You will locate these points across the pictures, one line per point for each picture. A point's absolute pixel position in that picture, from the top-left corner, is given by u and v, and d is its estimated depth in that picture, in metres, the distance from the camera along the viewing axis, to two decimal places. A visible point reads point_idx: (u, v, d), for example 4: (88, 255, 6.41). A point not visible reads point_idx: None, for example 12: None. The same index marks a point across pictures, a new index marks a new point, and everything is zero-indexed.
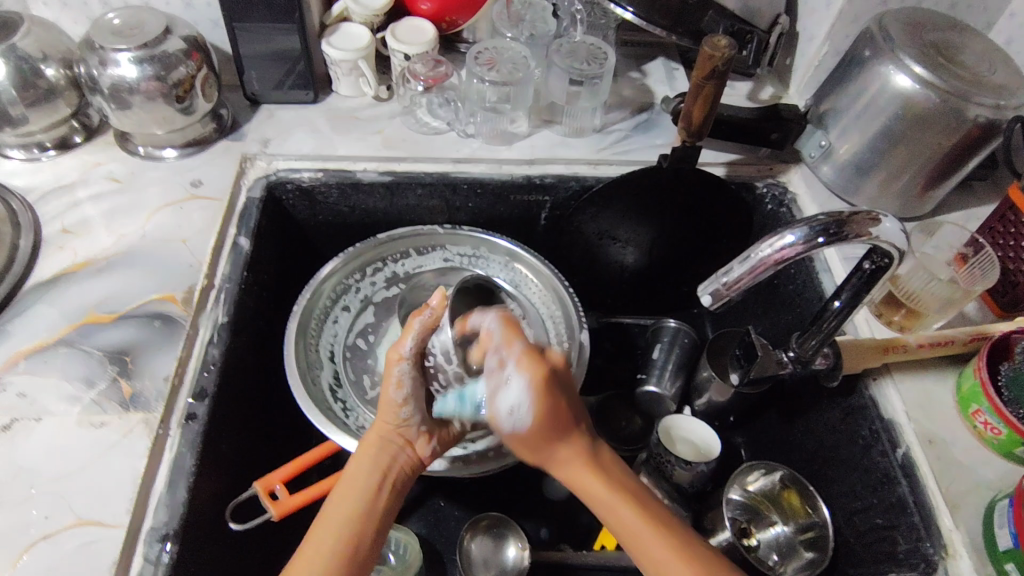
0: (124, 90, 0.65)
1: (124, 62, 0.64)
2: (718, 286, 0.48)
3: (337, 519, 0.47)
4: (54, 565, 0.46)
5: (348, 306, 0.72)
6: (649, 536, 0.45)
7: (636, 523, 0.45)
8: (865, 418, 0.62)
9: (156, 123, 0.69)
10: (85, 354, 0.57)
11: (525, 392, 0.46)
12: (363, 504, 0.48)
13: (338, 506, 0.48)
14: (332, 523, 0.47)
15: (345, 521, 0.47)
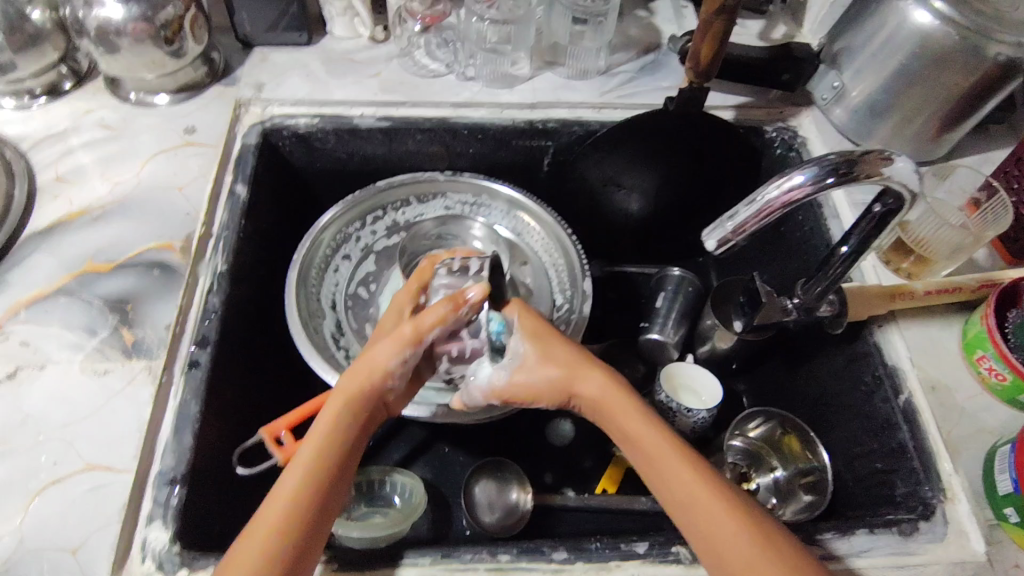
0: (111, 33, 0.63)
1: (110, 3, 0.62)
2: (725, 231, 0.46)
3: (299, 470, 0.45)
4: (64, 508, 0.47)
5: (348, 256, 0.71)
6: (673, 460, 0.47)
7: (658, 440, 0.48)
8: (868, 364, 0.62)
9: (145, 68, 0.67)
10: (85, 302, 0.57)
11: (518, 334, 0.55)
12: (324, 460, 0.46)
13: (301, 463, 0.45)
14: (305, 473, 0.45)
15: (310, 474, 0.45)
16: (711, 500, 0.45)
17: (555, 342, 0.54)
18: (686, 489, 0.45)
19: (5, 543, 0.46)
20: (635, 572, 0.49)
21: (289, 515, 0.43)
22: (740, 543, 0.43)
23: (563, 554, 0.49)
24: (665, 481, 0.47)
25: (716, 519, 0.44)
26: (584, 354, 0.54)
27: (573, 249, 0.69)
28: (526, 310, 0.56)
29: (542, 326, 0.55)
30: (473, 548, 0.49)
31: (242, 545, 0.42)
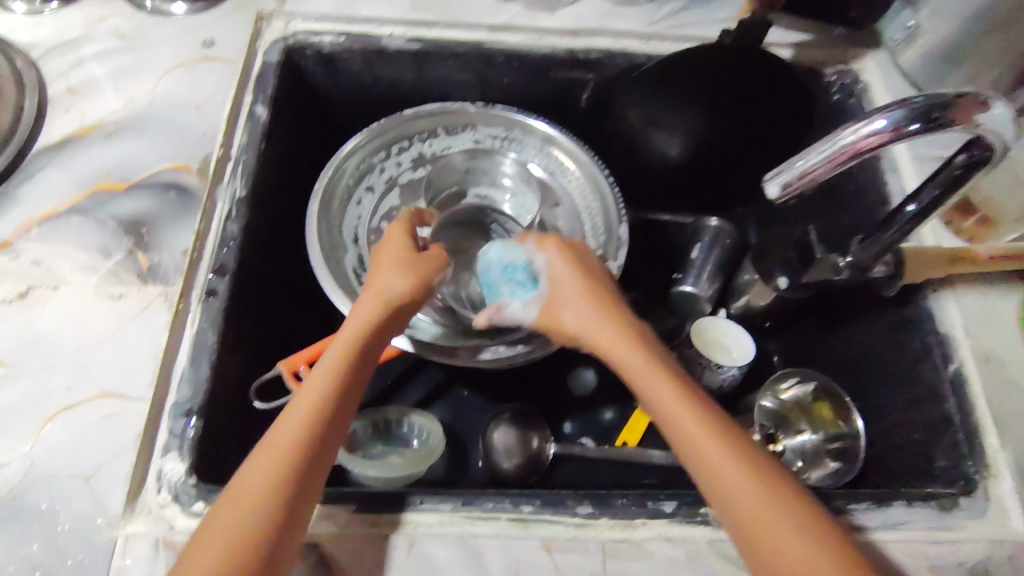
0: None
1: None
2: (791, 175, 0.41)
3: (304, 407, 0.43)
4: (79, 434, 0.46)
5: (372, 187, 0.67)
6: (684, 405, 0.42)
7: (666, 384, 0.43)
8: (916, 330, 0.58)
9: None
10: (98, 223, 0.55)
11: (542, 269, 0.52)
12: (326, 402, 0.43)
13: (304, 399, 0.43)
14: (286, 425, 0.42)
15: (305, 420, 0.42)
16: (738, 466, 0.40)
17: (573, 278, 0.50)
18: (706, 450, 0.41)
19: (20, 466, 0.45)
20: (661, 531, 0.47)
21: (277, 467, 0.40)
22: (772, 514, 0.38)
23: (587, 508, 0.47)
24: (679, 437, 0.42)
25: (723, 472, 0.40)
26: (610, 301, 0.49)
27: (610, 192, 0.65)
28: (558, 251, 0.52)
29: (571, 268, 0.51)
30: (495, 497, 0.47)
31: (226, 500, 0.39)
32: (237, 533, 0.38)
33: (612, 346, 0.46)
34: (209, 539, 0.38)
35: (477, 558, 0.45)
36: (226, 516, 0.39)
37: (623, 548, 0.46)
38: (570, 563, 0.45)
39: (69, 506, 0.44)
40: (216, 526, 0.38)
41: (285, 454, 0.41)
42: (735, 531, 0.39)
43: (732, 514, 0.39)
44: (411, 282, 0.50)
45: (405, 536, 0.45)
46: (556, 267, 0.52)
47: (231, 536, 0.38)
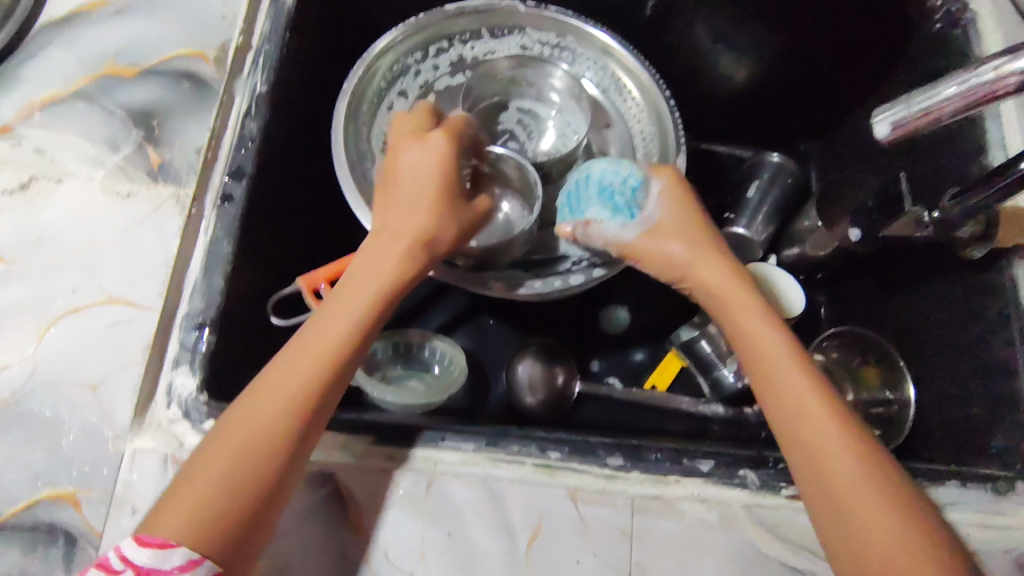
0: None
1: None
2: (906, 115, 0.34)
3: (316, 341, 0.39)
4: (85, 340, 0.43)
5: (405, 92, 0.61)
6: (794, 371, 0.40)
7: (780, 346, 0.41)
8: (992, 299, 0.52)
9: None
10: (106, 112, 0.50)
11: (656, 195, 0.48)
12: (345, 347, 0.40)
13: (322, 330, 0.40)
14: (314, 344, 0.39)
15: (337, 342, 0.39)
16: (830, 426, 0.38)
17: (688, 216, 0.47)
18: (802, 406, 0.39)
19: (23, 369, 0.43)
20: (694, 491, 0.44)
21: (304, 387, 0.38)
22: (855, 478, 0.36)
23: (618, 460, 0.44)
24: (780, 401, 0.40)
25: (827, 448, 0.37)
26: (720, 248, 0.46)
27: (671, 118, 0.58)
28: (672, 181, 0.49)
29: (683, 206, 0.48)
30: (521, 440, 0.44)
31: (244, 410, 0.37)
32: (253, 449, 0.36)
33: (718, 291, 0.44)
34: (222, 447, 0.36)
35: (498, 503, 0.42)
36: (244, 429, 0.36)
37: (654, 505, 0.43)
38: (596, 516, 0.42)
39: (75, 415, 0.42)
40: (233, 437, 0.36)
41: (311, 375, 0.38)
42: (816, 494, 0.38)
43: (809, 469, 0.38)
44: (437, 217, 0.45)
45: (424, 473, 0.43)
46: (665, 201, 0.48)
47: (247, 453, 0.36)
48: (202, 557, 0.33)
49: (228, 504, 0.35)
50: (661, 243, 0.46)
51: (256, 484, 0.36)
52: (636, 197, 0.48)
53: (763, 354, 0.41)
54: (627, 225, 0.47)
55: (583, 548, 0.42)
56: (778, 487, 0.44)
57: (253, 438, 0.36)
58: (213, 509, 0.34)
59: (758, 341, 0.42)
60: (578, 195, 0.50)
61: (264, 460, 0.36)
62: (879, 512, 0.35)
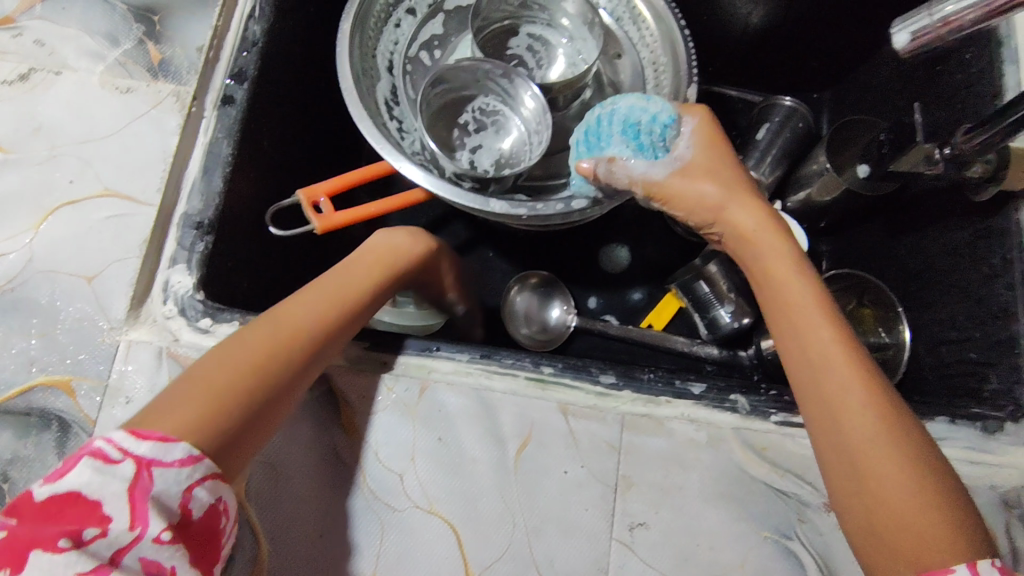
0: None
1: None
2: (928, 23, 0.33)
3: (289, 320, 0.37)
4: (82, 232, 0.43)
5: (413, 10, 0.59)
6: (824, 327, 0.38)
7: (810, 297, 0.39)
8: (999, 244, 0.51)
9: None
10: (107, 6, 0.49)
11: (689, 135, 0.46)
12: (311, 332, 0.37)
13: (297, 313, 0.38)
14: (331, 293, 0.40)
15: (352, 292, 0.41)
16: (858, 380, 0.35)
17: (722, 158, 0.45)
18: (830, 357, 0.37)
19: (19, 257, 0.43)
20: (684, 411, 0.44)
21: (318, 321, 0.38)
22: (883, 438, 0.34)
23: (610, 378, 0.44)
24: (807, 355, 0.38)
25: (851, 403, 0.35)
26: (754, 192, 0.45)
27: (684, 48, 0.55)
28: (708, 121, 0.46)
29: (716, 147, 0.46)
30: (515, 355, 0.45)
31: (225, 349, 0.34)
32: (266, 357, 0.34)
33: (751, 233, 0.43)
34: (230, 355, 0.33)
35: (490, 412, 0.43)
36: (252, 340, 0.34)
37: (643, 423, 0.43)
38: (585, 430, 0.43)
39: (70, 305, 0.42)
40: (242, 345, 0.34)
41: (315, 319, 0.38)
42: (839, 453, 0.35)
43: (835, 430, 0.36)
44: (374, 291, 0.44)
45: (417, 379, 0.43)
46: (698, 141, 0.46)
47: (260, 359, 0.34)
48: (203, 454, 0.30)
49: (230, 408, 0.32)
50: (691, 185, 0.44)
51: (260, 393, 0.33)
52: (665, 136, 0.45)
53: (792, 302, 0.39)
54: (657, 163, 0.45)
55: (571, 459, 0.42)
56: (767, 413, 0.44)
57: (266, 347, 0.34)
58: (218, 402, 0.31)
59: (789, 293, 0.40)
60: (600, 130, 0.47)
61: (272, 373, 0.34)
62: (902, 470, 0.33)
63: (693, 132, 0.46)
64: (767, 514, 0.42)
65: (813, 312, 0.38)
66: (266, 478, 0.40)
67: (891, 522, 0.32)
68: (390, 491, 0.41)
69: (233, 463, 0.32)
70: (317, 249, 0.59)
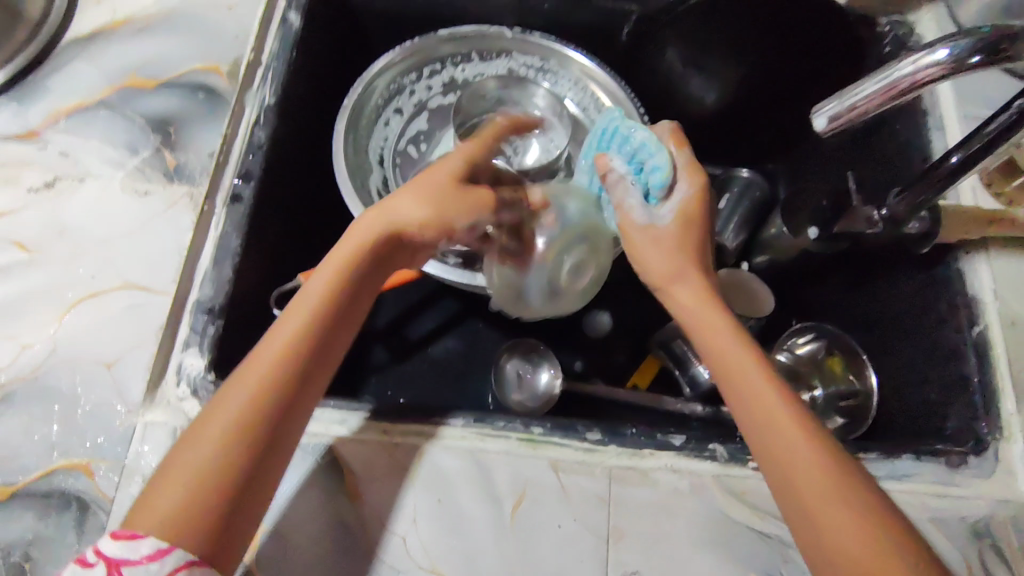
0: None
1: None
2: (839, 109, 0.38)
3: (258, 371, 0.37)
4: (103, 322, 0.47)
5: (401, 109, 0.66)
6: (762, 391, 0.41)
7: (747, 363, 0.42)
8: (943, 291, 0.56)
9: None
10: (127, 119, 0.55)
11: (674, 190, 0.48)
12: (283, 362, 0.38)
13: (262, 355, 0.38)
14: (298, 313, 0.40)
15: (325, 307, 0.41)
16: (801, 437, 0.38)
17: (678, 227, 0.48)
18: (772, 418, 0.39)
19: (43, 348, 0.46)
20: (668, 462, 0.47)
21: (283, 360, 0.38)
22: (829, 488, 0.37)
23: (597, 435, 0.47)
24: (750, 415, 0.41)
25: (794, 462, 0.38)
26: (703, 261, 0.47)
27: None
28: (698, 189, 0.48)
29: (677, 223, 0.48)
30: (506, 417, 0.48)
31: (200, 429, 0.36)
32: (233, 420, 0.36)
33: (690, 309, 0.45)
34: (208, 426, 0.36)
35: (486, 472, 0.46)
36: (217, 417, 0.36)
37: (629, 475, 0.46)
38: (576, 485, 0.46)
39: (90, 391, 0.45)
40: (210, 420, 0.36)
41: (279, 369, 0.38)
42: (788, 506, 0.38)
43: (784, 485, 0.38)
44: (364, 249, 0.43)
45: (415, 445, 0.46)
46: (679, 210, 0.48)
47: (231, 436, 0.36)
48: (170, 544, 0.33)
49: (213, 488, 0.34)
50: (654, 249, 0.47)
51: (240, 459, 0.35)
52: (652, 183, 0.49)
53: (731, 371, 0.42)
54: (641, 207, 0.49)
55: (564, 514, 0.45)
56: (745, 460, 0.47)
57: (238, 410, 0.36)
58: (193, 496, 0.34)
59: (728, 363, 0.42)
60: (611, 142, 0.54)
61: (241, 442, 0.36)
62: (847, 516, 0.36)
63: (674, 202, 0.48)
64: (753, 556, 0.44)
65: (751, 376, 0.41)
66: (276, 548, 0.42)
67: (844, 565, 0.35)
68: (395, 554, 0.43)
69: (228, 535, 0.35)
70: None
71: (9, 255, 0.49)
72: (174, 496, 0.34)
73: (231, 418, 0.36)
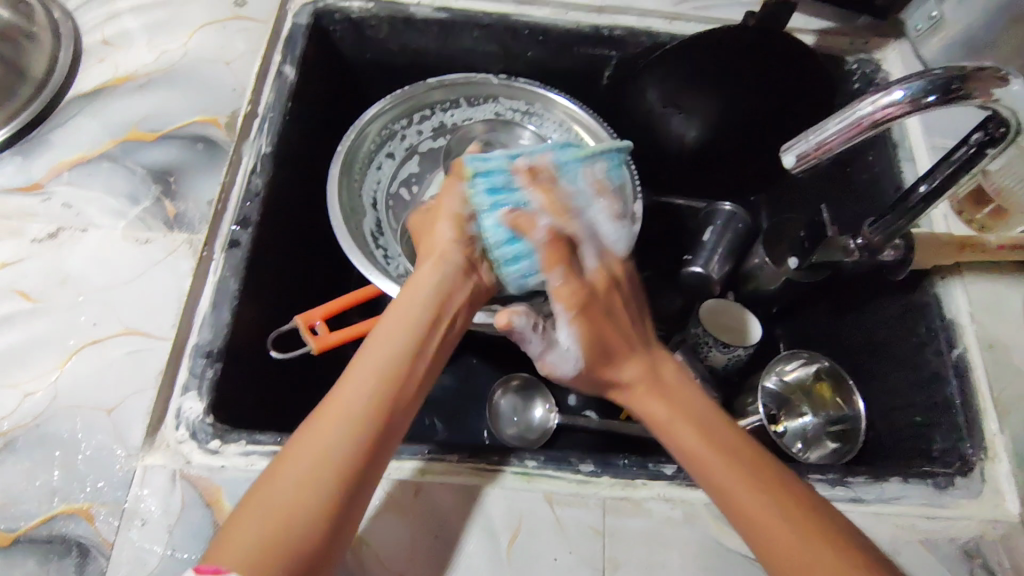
0: None
1: None
2: (805, 148, 0.41)
3: (340, 405, 0.41)
4: (103, 368, 0.48)
5: (393, 154, 0.68)
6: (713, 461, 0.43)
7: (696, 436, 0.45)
8: (923, 316, 0.58)
9: None
10: (128, 170, 0.57)
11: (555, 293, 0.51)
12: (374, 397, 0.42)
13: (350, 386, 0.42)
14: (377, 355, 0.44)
15: (401, 352, 0.44)
16: (749, 488, 0.41)
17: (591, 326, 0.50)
18: (723, 484, 0.42)
19: (45, 395, 0.47)
20: (660, 492, 0.48)
21: (373, 401, 0.41)
22: (799, 536, 0.39)
23: (590, 466, 0.48)
24: (711, 486, 0.43)
25: (762, 520, 0.40)
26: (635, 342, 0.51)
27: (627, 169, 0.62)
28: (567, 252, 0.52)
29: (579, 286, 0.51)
30: (500, 451, 0.49)
31: (277, 471, 0.38)
32: (326, 457, 0.39)
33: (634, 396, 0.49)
34: (294, 465, 0.38)
35: (481, 507, 0.46)
36: (302, 450, 0.39)
37: (622, 505, 0.47)
38: (570, 516, 0.46)
39: (91, 436, 0.46)
40: (291, 459, 0.39)
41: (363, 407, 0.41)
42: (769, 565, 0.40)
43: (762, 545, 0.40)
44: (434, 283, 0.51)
45: (411, 481, 0.47)
46: (578, 335, 0.49)
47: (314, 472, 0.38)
48: None
49: (308, 518, 0.37)
50: (596, 387, 0.51)
51: (325, 500, 0.38)
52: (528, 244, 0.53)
53: (680, 446, 0.45)
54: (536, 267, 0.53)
55: (560, 546, 0.45)
56: None
57: (321, 452, 0.39)
58: (278, 537, 0.36)
59: (678, 439, 0.45)
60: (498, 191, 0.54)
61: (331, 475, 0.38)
62: (831, 559, 0.38)
63: (570, 326, 0.50)
64: None
65: (696, 446, 0.44)
66: None
67: None
68: None
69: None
70: (313, 368, 0.64)
71: (12, 304, 0.50)
72: (259, 542, 0.35)
73: (322, 455, 0.39)
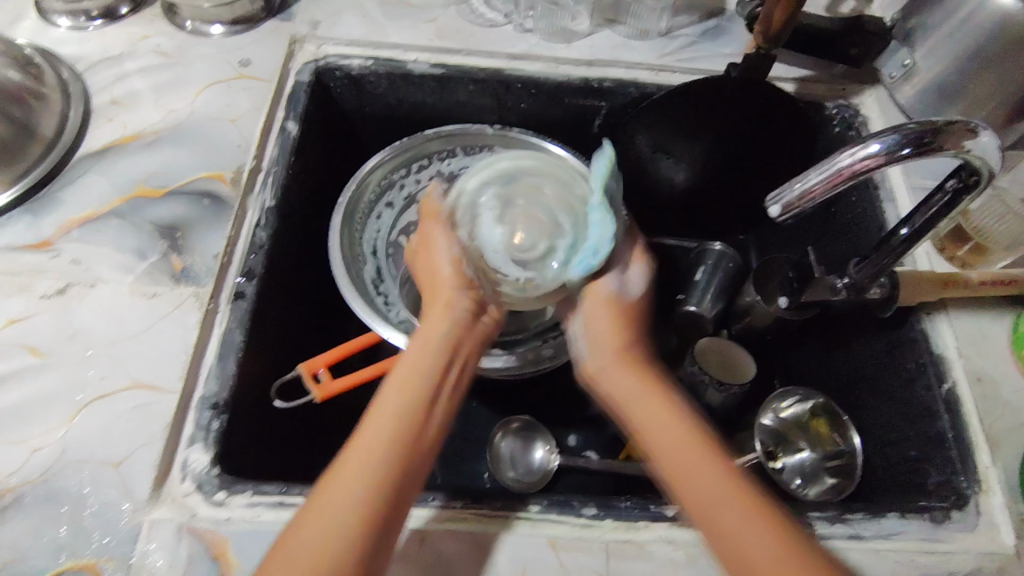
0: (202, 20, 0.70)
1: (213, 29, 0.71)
2: (791, 197, 0.43)
3: (350, 477, 0.41)
4: (111, 422, 0.49)
5: (391, 203, 0.70)
6: (703, 478, 0.43)
7: (679, 442, 0.45)
8: (912, 351, 0.59)
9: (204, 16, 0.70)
10: (137, 226, 0.58)
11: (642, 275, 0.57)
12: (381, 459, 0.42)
13: (356, 452, 0.42)
14: (410, 387, 0.46)
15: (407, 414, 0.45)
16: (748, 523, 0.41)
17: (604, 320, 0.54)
18: (708, 498, 0.42)
19: (52, 450, 0.48)
20: (663, 534, 0.48)
21: (376, 475, 0.41)
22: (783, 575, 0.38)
23: (593, 509, 0.49)
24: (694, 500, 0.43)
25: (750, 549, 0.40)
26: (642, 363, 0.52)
27: None
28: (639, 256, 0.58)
29: (620, 330, 0.53)
30: (503, 497, 0.49)
31: (288, 548, 0.39)
32: (339, 533, 0.39)
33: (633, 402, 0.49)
34: (303, 541, 0.39)
35: (486, 553, 0.47)
36: (315, 527, 0.39)
37: (626, 548, 0.48)
38: (574, 560, 0.47)
39: (97, 490, 0.46)
40: (303, 541, 0.39)
41: (371, 478, 0.41)
42: None
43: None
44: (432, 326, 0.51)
45: (417, 528, 0.47)
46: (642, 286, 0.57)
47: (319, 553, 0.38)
48: None
49: None
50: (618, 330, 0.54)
51: None
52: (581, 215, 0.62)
53: (672, 455, 0.45)
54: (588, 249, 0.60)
55: None
56: None
57: (335, 532, 0.39)
58: None
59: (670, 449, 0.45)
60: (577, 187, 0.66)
61: (361, 541, 0.39)
62: None
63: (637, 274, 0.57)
64: None
65: (682, 463, 0.44)
66: None
67: None
68: None
69: None
70: (314, 415, 0.64)
71: (21, 360, 0.51)
72: None
73: (329, 533, 0.39)
